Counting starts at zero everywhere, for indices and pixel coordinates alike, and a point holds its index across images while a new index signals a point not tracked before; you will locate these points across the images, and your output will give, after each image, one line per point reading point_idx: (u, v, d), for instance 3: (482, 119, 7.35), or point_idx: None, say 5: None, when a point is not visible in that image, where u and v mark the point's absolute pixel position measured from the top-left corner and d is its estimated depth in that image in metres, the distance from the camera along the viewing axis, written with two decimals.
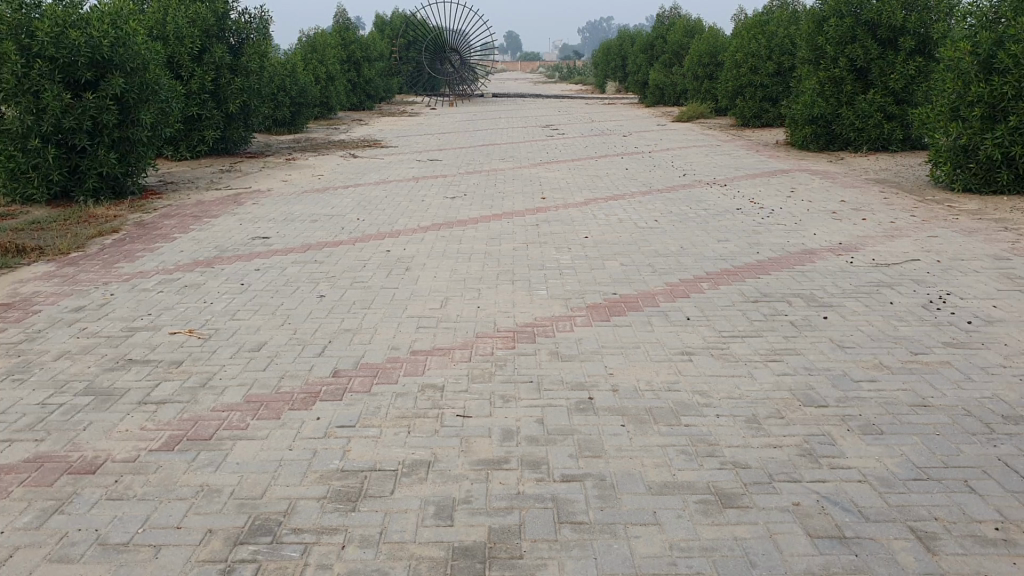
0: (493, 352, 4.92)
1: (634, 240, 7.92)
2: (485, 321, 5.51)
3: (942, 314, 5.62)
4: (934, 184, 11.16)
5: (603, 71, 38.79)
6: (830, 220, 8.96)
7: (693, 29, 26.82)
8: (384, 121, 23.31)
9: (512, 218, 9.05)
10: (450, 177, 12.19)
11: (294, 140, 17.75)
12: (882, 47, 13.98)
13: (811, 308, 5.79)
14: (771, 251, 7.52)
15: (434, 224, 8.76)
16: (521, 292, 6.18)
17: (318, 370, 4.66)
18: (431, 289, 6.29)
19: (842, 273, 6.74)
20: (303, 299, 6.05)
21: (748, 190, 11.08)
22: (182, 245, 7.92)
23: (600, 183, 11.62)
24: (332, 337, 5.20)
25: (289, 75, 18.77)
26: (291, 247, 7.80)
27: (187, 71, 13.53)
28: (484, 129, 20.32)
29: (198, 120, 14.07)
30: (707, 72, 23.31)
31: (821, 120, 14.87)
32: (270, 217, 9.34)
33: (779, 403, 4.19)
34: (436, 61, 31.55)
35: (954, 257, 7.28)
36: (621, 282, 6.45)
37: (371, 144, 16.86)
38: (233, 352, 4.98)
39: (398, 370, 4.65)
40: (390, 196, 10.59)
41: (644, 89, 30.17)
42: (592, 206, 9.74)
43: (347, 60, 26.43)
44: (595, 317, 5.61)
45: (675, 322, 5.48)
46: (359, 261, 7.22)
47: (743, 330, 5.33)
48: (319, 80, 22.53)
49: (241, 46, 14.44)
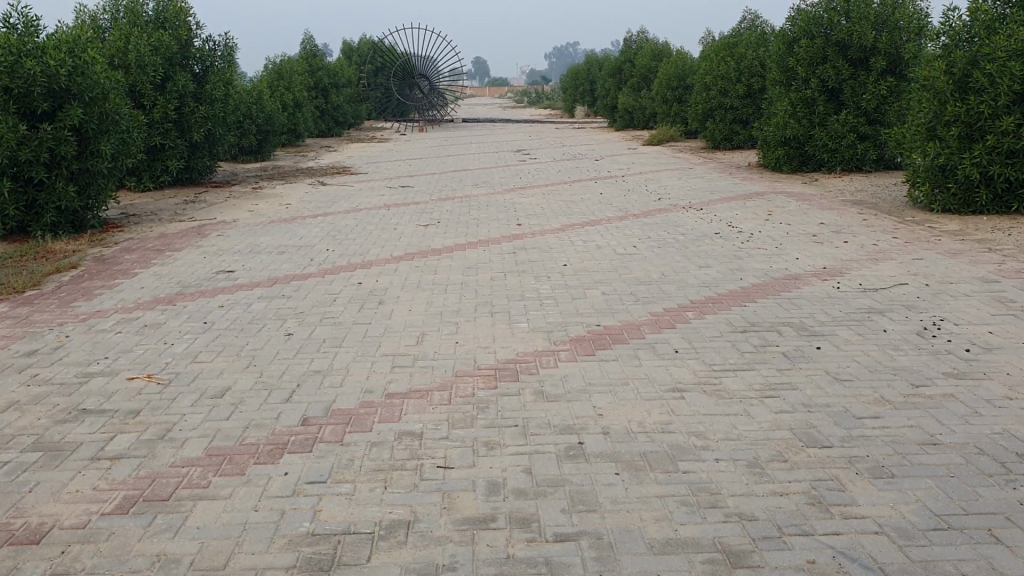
0: (473, 393, 4.63)
1: (614, 268, 7.67)
2: (463, 358, 5.22)
3: (939, 343, 5.40)
4: (912, 204, 11.05)
5: (572, 96, 38.77)
6: (812, 243, 8.78)
7: (660, 53, 26.86)
8: (353, 148, 23.00)
9: (487, 246, 8.78)
10: (422, 205, 11.91)
11: (261, 169, 17.40)
12: (853, 67, 13.95)
13: (802, 338, 5.56)
14: (755, 277, 7.31)
15: (407, 254, 8.47)
16: (500, 326, 5.90)
17: (286, 419, 4.34)
18: (405, 324, 5.99)
19: (831, 299, 6.53)
20: (270, 339, 5.73)
21: (726, 214, 10.90)
22: (143, 282, 7.57)
23: (576, 208, 11.40)
24: (302, 380, 4.89)
25: (255, 103, 18.45)
26: (258, 281, 7.48)
27: (150, 100, 13.20)
28: (454, 155, 20.09)
29: (161, 150, 13.71)
30: (677, 95, 23.30)
31: (793, 141, 14.76)
32: (236, 250, 9.00)
33: (781, 445, 3.93)
34: (405, 87, 31.35)
35: (942, 280, 7.11)
36: (603, 313, 6.19)
37: (339, 172, 16.57)
38: (195, 400, 4.66)
39: (373, 417, 4.34)
40: (360, 225, 10.30)
41: (613, 113, 30.15)
42: (569, 232, 9.50)
43: (314, 87, 26.15)
44: (580, 351, 5.33)
45: (662, 355, 5.23)
46: (329, 295, 6.92)
47: (734, 363, 5.08)
48: (286, 108, 22.21)
49: (205, 74, 14.15)
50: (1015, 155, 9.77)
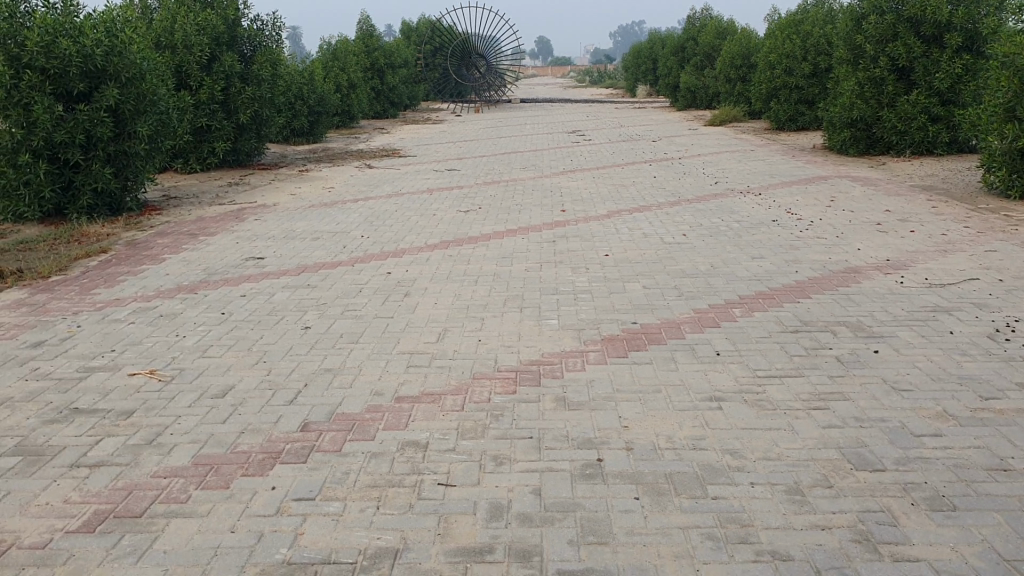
0: (490, 399, 4.25)
1: (659, 258, 7.23)
2: (484, 359, 4.84)
3: (1012, 348, 4.86)
4: (987, 191, 10.35)
5: (633, 75, 38.01)
6: (874, 233, 8.21)
7: (725, 30, 26.07)
8: (407, 129, 22.73)
9: (528, 233, 8.40)
10: (467, 188, 11.56)
11: (310, 151, 17.23)
12: (926, 45, 13.18)
13: (858, 340, 5.06)
14: (811, 270, 6.79)
15: (444, 241, 8.12)
16: (529, 322, 5.52)
17: (284, 423, 4.01)
18: (429, 319, 5.63)
19: (892, 296, 6.00)
20: (285, 332, 5.43)
21: (785, 199, 10.32)
22: (169, 268, 7.35)
23: (626, 193, 10.93)
24: (310, 380, 4.56)
25: (307, 84, 18.26)
26: (285, 270, 7.19)
27: (196, 81, 13.06)
28: (508, 136, 19.68)
29: (208, 131, 13.52)
30: (740, 74, 22.53)
31: (860, 123, 14.04)
32: (270, 235, 8.75)
33: (826, 468, 3.47)
34: (462, 68, 31.03)
35: (1018, 276, 6.51)
36: (642, 310, 5.76)
37: (389, 154, 16.30)
38: (194, 399, 4.36)
39: (377, 423, 3.99)
40: (401, 210, 9.99)
41: (675, 92, 29.40)
42: (614, 219, 9.06)
43: (370, 68, 25.94)
44: (611, 352, 4.92)
45: (701, 358, 4.79)
46: (355, 285, 6.60)
47: (781, 368, 4.62)
48: (340, 89, 22.02)
49: (253, 54, 13.95)
50: None
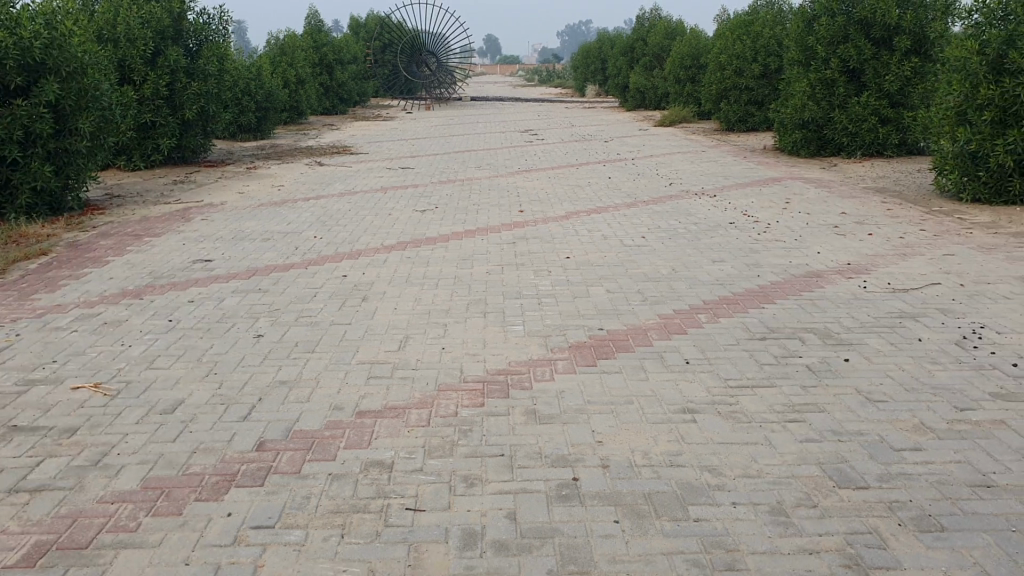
0: (456, 413, 4.08)
1: (620, 261, 7.11)
2: (448, 369, 4.66)
3: (981, 355, 4.82)
4: (939, 193, 10.43)
5: (583, 75, 38.01)
6: (833, 235, 8.19)
7: (674, 31, 26.10)
8: (356, 126, 22.38)
9: (486, 235, 8.23)
10: (420, 188, 11.34)
11: (258, 147, 16.84)
12: (876, 47, 13.27)
13: (827, 347, 4.99)
14: (774, 274, 6.72)
15: (400, 242, 7.92)
16: (493, 328, 5.35)
17: (239, 442, 3.80)
18: (388, 326, 5.43)
19: (857, 301, 5.95)
20: (237, 341, 5.19)
21: (742, 201, 10.29)
22: (113, 271, 7.04)
23: (582, 194, 10.81)
24: (265, 394, 4.35)
25: (254, 79, 17.85)
26: (235, 273, 6.92)
27: (140, 76, 12.64)
28: (460, 135, 19.47)
29: (152, 127, 13.10)
30: (690, 75, 22.53)
31: (811, 124, 14.11)
32: (219, 236, 8.45)
33: (808, 485, 3.36)
34: (412, 65, 30.72)
35: (978, 280, 6.51)
36: (607, 315, 5.62)
37: (339, 151, 16.00)
38: (142, 415, 4.12)
39: (338, 441, 3.79)
40: (354, 210, 9.74)
41: (625, 92, 29.44)
42: (573, 221, 8.93)
43: (318, 64, 25.52)
44: (579, 361, 4.78)
45: (671, 367, 4.67)
46: (310, 289, 6.37)
47: (752, 378, 4.52)
48: (288, 84, 21.59)
49: (199, 49, 13.56)
50: None
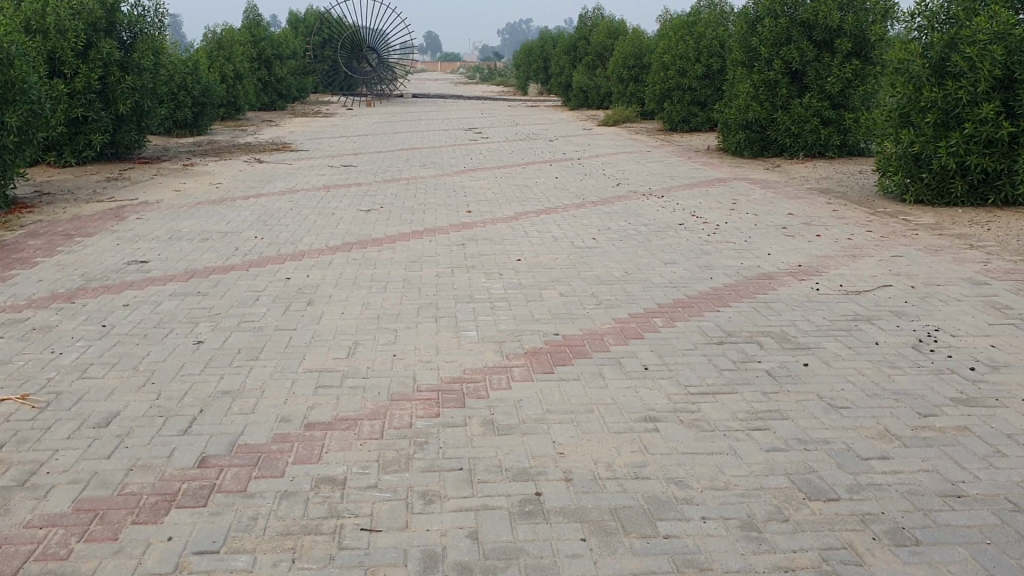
0: (410, 424, 3.90)
1: (572, 263, 6.99)
2: (400, 377, 4.47)
3: (938, 359, 4.79)
4: (882, 194, 10.53)
5: (525, 73, 37.93)
6: (782, 237, 8.18)
7: (617, 31, 26.12)
8: (297, 123, 21.96)
9: (433, 236, 8.04)
10: (365, 187, 11.10)
11: (195, 144, 16.39)
12: (818, 49, 13.38)
13: (786, 352, 4.92)
14: (727, 276, 6.66)
15: (345, 243, 7.69)
16: (445, 333, 5.18)
17: (179, 459, 3.58)
18: (336, 331, 5.22)
19: (812, 304, 5.91)
20: (175, 348, 4.93)
21: (689, 202, 10.27)
22: (42, 273, 6.70)
23: (530, 194, 10.67)
24: (207, 406, 4.12)
25: (190, 73, 17.37)
26: (172, 275, 6.63)
27: (71, 68, 12.17)
28: (403, 132, 19.20)
29: (83, 122, 12.62)
30: (633, 75, 22.58)
31: (754, 125, 14.16)
32: (154, 236, 8.12)
33: (778, 498, 3.26)
34: (353, 61, 30.31)
35: (928, 282, 6.53)
36: (561, 319, 5.49)
37: (279, 148, 15.63)
38: (73, 429, 3.86)
39: (285, 456, 3.59)
40: (296, 209, 9.47)
41: (567, 91, 29.40)
42: (521, 221, 8.79)
43: (257, 58, 25.00)
44: (535, 367, 4.63)
45: (630, 374, 4.54)
46: (253, 292, 6.13)
47: (714, 384, 4.41)
48: (226, 80, 21.10)
49: (133, 41, 13.11)
50: (993, 144, 9.24)
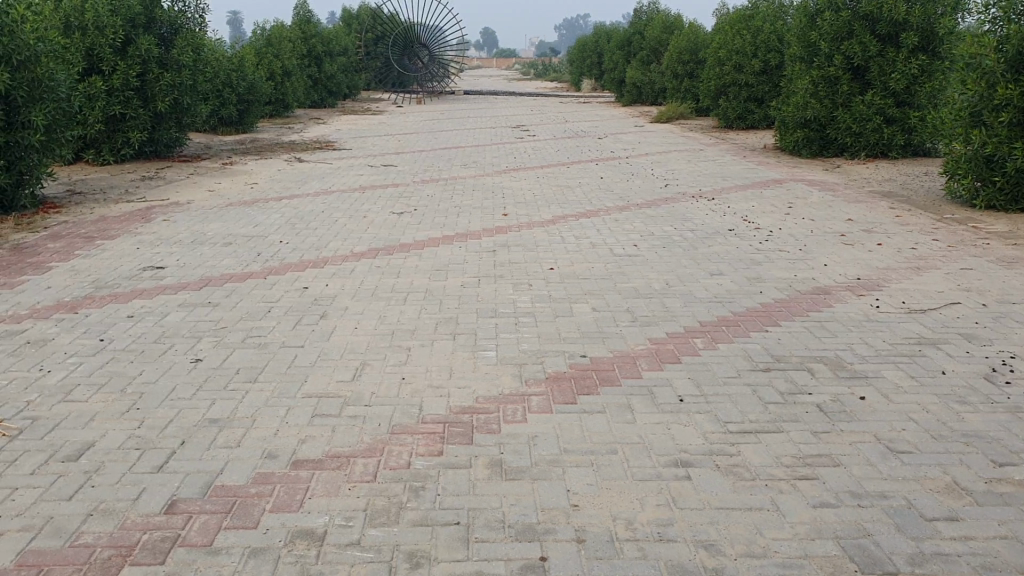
0: (408, 464, 3.48)
1: (609, 273, 6.52)
2: (406, 405, 4.05)
3: (1015, 393, 4.23)
4: (950, 199, 9.84)
5: (579, 69, 37.37)
6: (839, 245, 7.60)
7: (672, 25, 25.45)
8: (345, 120, 21.73)
9: (466, 241, 7.63)
10: (402, 187, 10.74)
11: (238, 141, 16.20)
12: (881, 43, 12.66)
13: (840, 382, 4.39)
14: (777, 290, 6.13)
15: (373, 248, 7.31)
16: (463, 354, 4.75)
17: (146, 502, 3.20)
18: (345, 350, 4.82)
19: (870, 324, 5.36)
20: (171, 367, 4.58)
21: (741, 205, 9.71)
22: (53, 279, 6.42)
23: (572, 195, 10.19)
24: (189, 437, 3.75)
25: (235, 70, 17.18)
26: (186, 283, 6.30)
27: (109, 65, 11.97)
28: (449, 130, 18.84)
29: (122, 120, 12.41)
30: (687, 71, 21.91)
31: (814, 123, 13.49)
32: (176, 239, 7.82)
33: (826, 570, 2.77)
34: (404, 58, 30.10)
35: (1002, 299, 5.92)
36: (591, 339, 5.02)
37: (321, 146, 15.37)
38: (39, 464, 3.50)
39: (264, 502, 3.20)
40: (327, 210, 9.13)
41: (620, 88, 28.76)
42: (559, 226, 8.34)
43: (307, 55, 24.87)
44: (557, 396, 4.17)
45: (661, 405, 4.06)
46: (265, 304, 5.77)
47: (756, 422, 3.91)
48: (274, 77, 20.92)
49: (173, 37, 12.87)
50: None
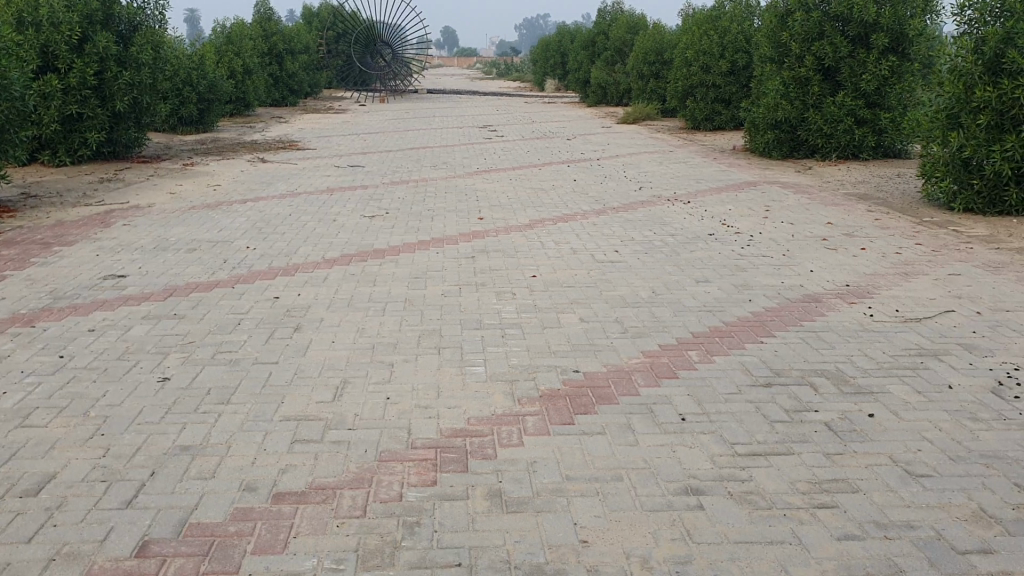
0: (400, 496, 3.23)
1: (593, 281, 6.31)
2: (393, 428, 3.79)
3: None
4: (926, 202, 9.76)
5: (542, 69, 37.20)
6: (823, 250, 7.45)
7: (637, 25, 25.34)
8: (307, 119, 21.32)
9: (441, 247, 7.38)
10: (371, 189, 10.44)
11: (199, 141, 15.77)
12: (852, 44, 12.58)
13: (846, 398, 4.20)
14: (767, 298, 5.95)
15: (345, 255, 7.02)
16: (448, 370, 4.50)
17: (115, 544, 2.92)
18: (323, 366, 4.55)
19: (867, 334, 5.20)
20: (137, 387, 4.27)
21: (718, 208, 9.56)
22: (8, 288, 6.06)
23: (546, 198, 9.97)
24: (159, 466, 3.46)
25: (196, 68, 16.74)
26: (150, 293, 5.98)
27: (64, 63, 11.53)
28: (415, 130, 18.53)
29: (78, 120, 11.95)
30: (654, 71, 21.80)
31: (784, 124, 13.39)
32: (138, 245, 7.46)
33: None
34: (366, 56, 29.71)
35: (995, 306, 5.80)
36: (582, 352, 4.79)
37: (285, 146, 15.01)
38: None
39: (245, 543, 2.93)
40: (295, 214, 8.82)
41: (585, 88, 28.60)
42: (537, 230, 8.11)
43: (268, 53, 24.40)
44: (553, 416, 3.93)
45: (664, 425, 3.85)
46: (235, 315, 5.47)
47: (765, 442, 3.71)
48: (234, 75, 20.43)
49: (131, 35, 12.44)
50: None
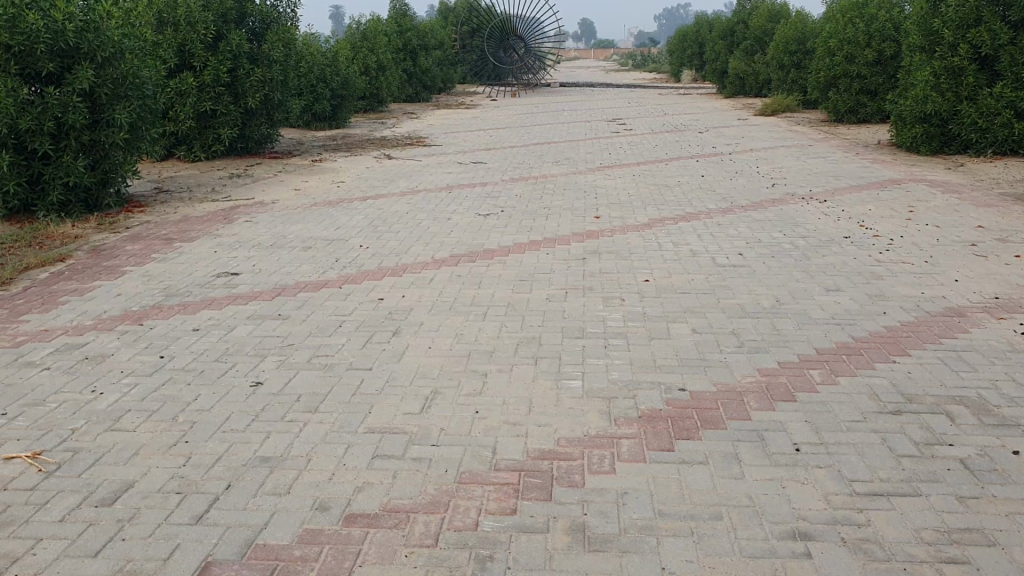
0: (475, 525, 3.01)
1: (711, 287, 5.95)
2: (479, 447, 3.58)
3: None
4: None
5: (678, 60, 36.45)
6: (972, 257, 6.81)
7: (778, 13, 24.42)
8: (439, 114, 21.47)
9: (554, 247, 7.15)
10: (492, 186, 10.31)
11: (330, 137, 16.07)
12: (1013, 31, 11.66)
13: (987, 431, 3.73)
14: (903, 310, 5.45)
15: (455, 254, 6.88)
16: (544, 383, 4.25)
17: (178, 563, 2.82)
18: (415, 374, 4.39)
19: (1018, 355, 4.65)
20: (229, 391, 4.21)
21: (856, 208, 8.96)
22: (126, 284, 6.19)
23: (670, 196, 9.59)
24: (236, 479, 3.36)
25: (329, 65, 17.06)
26: (259, 292, 5.99)
27: (200, 61, 11.87)
28: (544, 124, 18.36)
29: (213, 116, 12.28)
30: (795, 61, 20.91)
31: (934, 117, 12.41)
32: (255, 242, 7.55)
33: None
34: (500, 50, 29.76)
35: None
36: (690, 368, 4.46)
37: (413, 142, 15.09)
38: (70, 508, 3.16)
39: (308, 570, 2.78)
40: (413, 211, 8.77)
41: (723, 78, 27.69)
42: (656, 230, 7.77)
43: (403, 49, 24.74)
44: (651, 440, 3.64)
45: (774, 457, 3.49)
46: (337, 317, 5.39)
47: (889, 480, 3.30)
48: (368, 71, 20.77)
49: (264, 32, 12.71)
50: None
